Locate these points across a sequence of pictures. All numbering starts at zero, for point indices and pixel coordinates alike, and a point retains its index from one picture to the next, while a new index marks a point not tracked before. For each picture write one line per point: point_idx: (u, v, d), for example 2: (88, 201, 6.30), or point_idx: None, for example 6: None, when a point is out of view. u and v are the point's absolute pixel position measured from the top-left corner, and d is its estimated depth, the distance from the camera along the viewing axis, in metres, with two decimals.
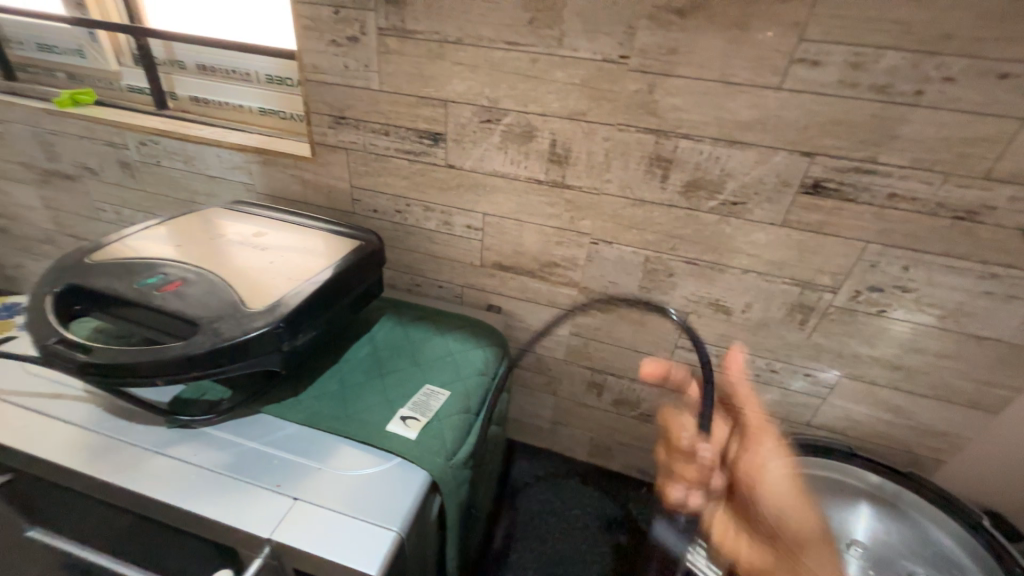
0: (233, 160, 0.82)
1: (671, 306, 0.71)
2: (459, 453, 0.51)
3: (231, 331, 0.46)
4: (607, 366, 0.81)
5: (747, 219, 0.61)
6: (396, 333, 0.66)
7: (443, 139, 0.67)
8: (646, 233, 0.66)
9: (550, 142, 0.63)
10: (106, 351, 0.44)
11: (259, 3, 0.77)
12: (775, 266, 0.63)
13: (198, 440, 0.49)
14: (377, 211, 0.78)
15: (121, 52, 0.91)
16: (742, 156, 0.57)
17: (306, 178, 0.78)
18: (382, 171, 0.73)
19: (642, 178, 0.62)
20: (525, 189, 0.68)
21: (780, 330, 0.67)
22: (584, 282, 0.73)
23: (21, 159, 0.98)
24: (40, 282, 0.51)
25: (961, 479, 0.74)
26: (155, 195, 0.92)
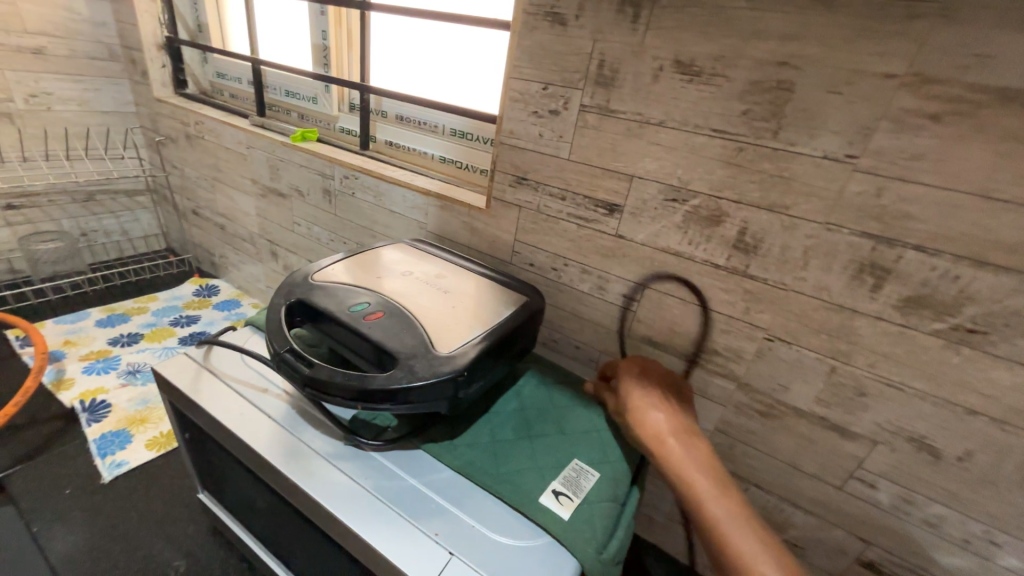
0: (414, 200, 0.92)
1: (855, 428, 0.61)
2: (609, 547, 0.48)
3: (424, 371, 0.50)
4: (754, 473, 0.72)
5: (988, 352, 0.50)
6: (542, 393, 0.66)
7: (619, 211, 0.69)
8: (839, 342, 0.58)
9: (739, 230, 0.60)
10: (323, 368, 0.50)
11: (464, 70, 0.89)
12: (1020, 416, 0.50)
13: (367, 463, 0.53)
14: (534, 265, 0.81)
15: (343, 101, 1.10)
16: (994, 280, 0.48)
17: (476, 226, 0.85)
18: (549, 230, 0.77)
19: (846, 283, 0.56)
20: (699, 271, 0.65)
21: (1012, 494, 0.53)
22: (746, 377, 0.67)
23: (252, 176, 1.23)
24: (278, 293, 0.61)
25: None
26: (343, 220, 1.07)
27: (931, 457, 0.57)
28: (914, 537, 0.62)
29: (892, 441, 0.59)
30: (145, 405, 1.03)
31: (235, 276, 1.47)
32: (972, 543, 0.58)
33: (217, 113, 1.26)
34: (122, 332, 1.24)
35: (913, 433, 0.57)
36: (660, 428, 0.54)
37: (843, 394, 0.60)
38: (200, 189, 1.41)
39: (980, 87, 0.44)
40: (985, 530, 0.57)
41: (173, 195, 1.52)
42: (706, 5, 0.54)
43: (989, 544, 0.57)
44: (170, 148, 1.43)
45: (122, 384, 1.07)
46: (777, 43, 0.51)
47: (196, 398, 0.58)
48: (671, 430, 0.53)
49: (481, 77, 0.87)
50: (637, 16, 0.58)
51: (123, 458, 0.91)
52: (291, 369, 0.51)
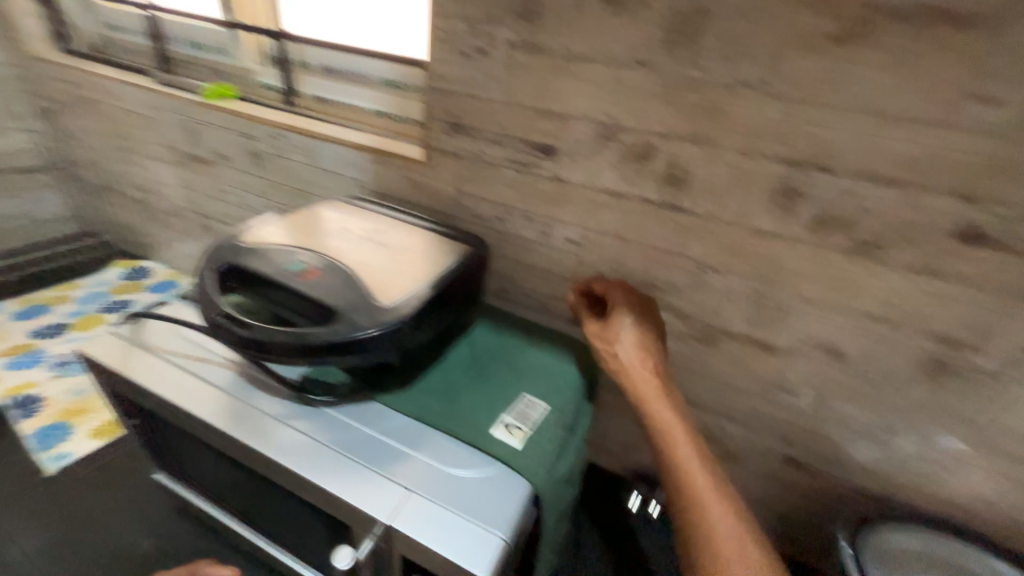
0: (348, 157, 0.88)
1: (776, 343, 0.67)
2: (558, 468, 0.51)
3: (366, 323, 0.50)
4: (694, 395, 0.78)
5: (884, 262, 0.56)
6: (493, 338, 0.67)
7: (556, 153, 0.68)
8: (760, 265, 0.62)
9: (669, 164, 0.62)
10: (260, 328, 0.49)
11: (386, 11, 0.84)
12: (909, 316, 0.57)
13: (319, 419, 0.53)
14: (478, 215, 0.80)
15: (258, 52, 1.00)
16: (887, 194, 0.53)
17: (415, 180, 0.83)
18: (489, 178, 0.75)
19: (765, 209, 0.59)
20: (635, 209, 0.67)
21: (903, 385, 0.61)
22: (683, 307, 0.71)
23: (167, 142, 1.11)
24: (205, 260, 0.58)
25: None
26: (275, 183, 1.00)
27: (840, 362, 0.64)
28: (828, 435, 0.69)
29: (808, 351, 0.65)
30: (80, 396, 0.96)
31: (166, 256, 1.36)
32: (874, 432, 0.66)
33: (114, 72, 1.12)
34: (42, 324, 1.14)
35: (825, 341, 0.63)
36: (654, 395, 0.58)
37: (766, 313, 0.65)
38: (109, 160, 1.27)
39: (875, 7, 0.46)
40: (883, 419, 0.65)
41: (79, 170, 1.36)
42: None
43: (887, 431, 0.65)
44: (66, 116, 1.26)
45: (51, 376, 0.99)
46: None
47: (132, 376, 0.56)
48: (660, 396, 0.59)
49: (405, 17, 0.82)
50: None
51: (67, 450, 0.87)
52: (228, 334, 0.50)
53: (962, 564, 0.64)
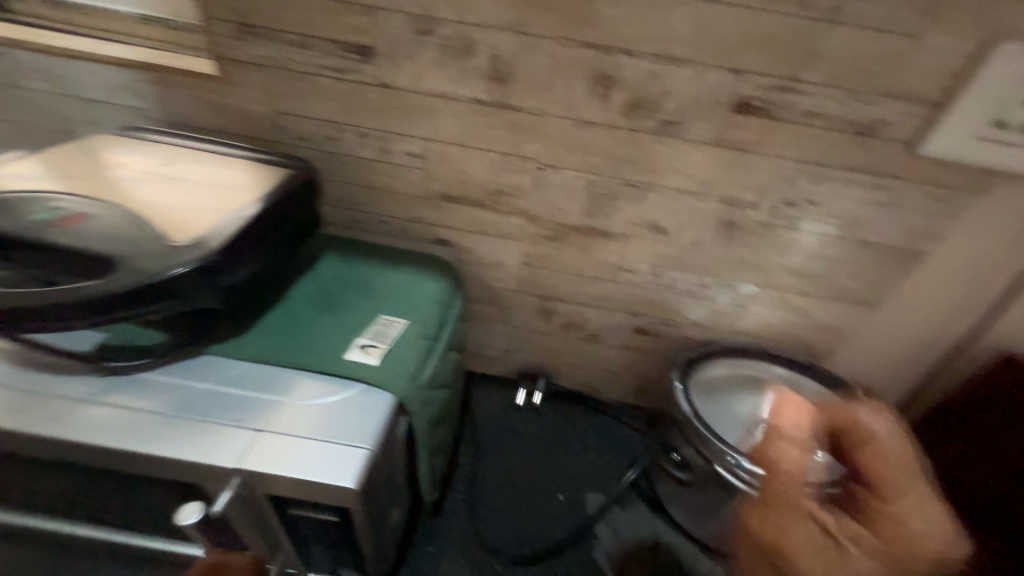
0: (115, 78, 0.69)
1: (613, 228, 0.74)
2: (421, 374, 0.53)
3: (155, 267, 0.43)
4: (556, 291, 0.84)
5: (683, 139, 0.63)
6: (343, 267, 0.63)
7: (374, 54, 0.62)
8: (589, 156, 0.67)
9: (491, 58, 0.60)
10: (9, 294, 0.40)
11: None
12: (707, 185, 0.67)
13: (135, 386, 0.46)
14: (305, 138, 0.70)
15: None
16: (678, 74, 0.58)
17: (216, 101, 0.69)
18: (306, 92, 0.66)
19: (585, 98, 0.62)
20: (468, 112, 0.65)
21: (708, 246, 0.73)
22: (532, 208, 0.74)
23: None
24: None
25: (858, 372, 0.83)
26: (17, 124, 0.75)
27: (663, 236, 0.73)
28: (662, 300, 0.82)
29: (638, 231, 0.74)
30: None
31: None
32: (694, 290, 0.79)
33: None
34: None
35: (650, 220, 0.72)
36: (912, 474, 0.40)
37: (601, 201, 0.71)
38: None
39: None
40: (699, 279, 0.78)
41: None
42: None
43: (702, 288, 0.79)
44: None
45: None
46: None
47: None
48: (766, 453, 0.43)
49: None
50: None
51: None
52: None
53: (791, 382, 0.76)
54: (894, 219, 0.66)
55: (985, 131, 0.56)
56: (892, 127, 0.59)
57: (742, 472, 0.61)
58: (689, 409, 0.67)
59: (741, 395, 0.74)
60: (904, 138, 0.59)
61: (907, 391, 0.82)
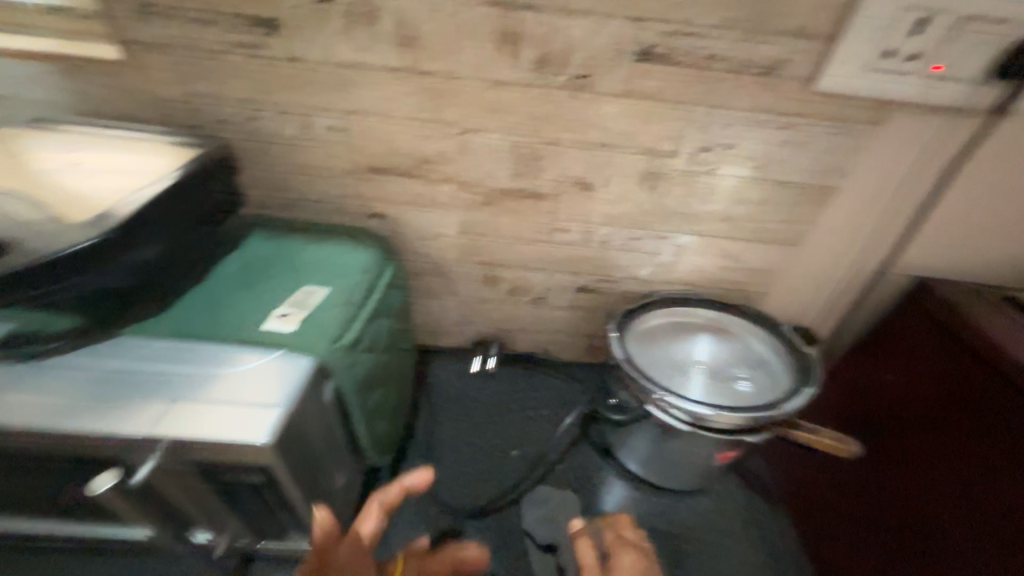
0: (19, 71, 0.67)
1: (543, 188, 0.75)
2: (344, 337, 0.54)
3: (55, 245, 0.43)
4: (497, 257, 0.86)
5: (595, 92, 0.64)
6: (270, 245, 0.64)
7: (279, 27, 0.61)
8: (508, 116, 0.67)
9: (396, 23, 0.60)
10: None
11: None
12: (624, 136, 0.68)
13: (54, 369, 0.47)
14: (224, 120, 0.70)
15: None
16: (581, 26, 0.59)
17: (126, 88, 0.68)
18: (217, 71, 0.65)
19: (494, 57, 0.62)
20: (382, 79, 0.65)
21: (635, 199, 0.75)
22: (461, 174, 0.74)
23: None
24: None
25: (787, 307, 0.88)
26: None
27: (591, 191, 0.75)
28: (600, 257, 0.84)
29: (566, 189, 0.75)
30: None
31: None
32: (628, 244, 0.82)
33: None
34: None
35: (576, 177, 0.73)
36: None
37: (526, 162, 0.72)
38: None
39: None
40: (631, 232, 0.80)
41: None
42: None
43: (636, 241, 0.81)
44: None
45: None
46: None
47: None
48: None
49: None
50: None
51: None
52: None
53: (722, 326, 0.81)
54: (804, 157, 0.68)
55: (876, 62, 0.58)
56: (791, 65, 0.61)
57: (670, 407, 0.66)
58: (622, 354, 0.72)
59: (676, 341, 0.79)
60: (803, 75, 0.61)
61: (833, 321, 0.88)
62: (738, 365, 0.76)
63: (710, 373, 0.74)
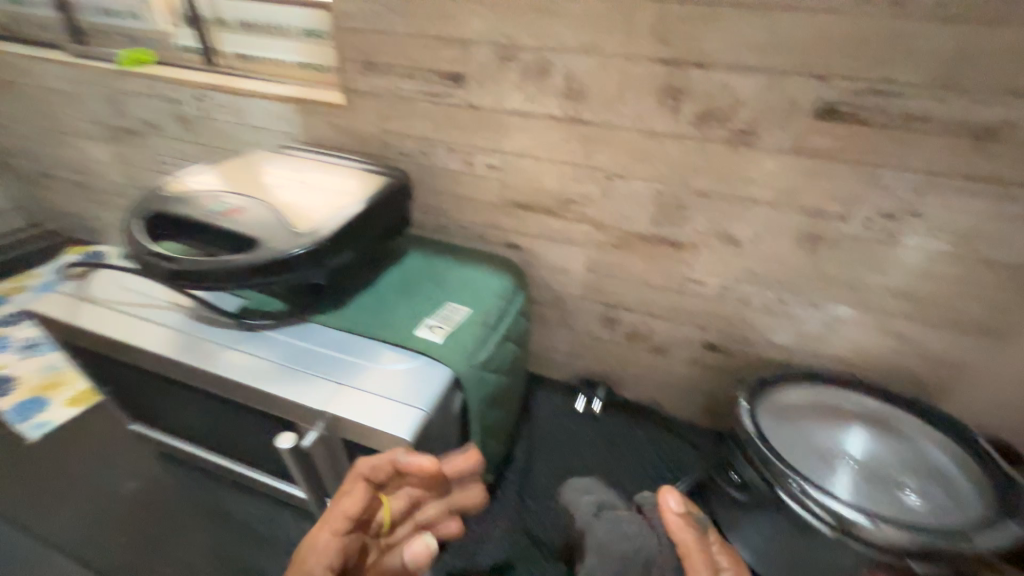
0: (274, 110, 0.89)
1: (683, 238, 0.74)
2: (478, 356, 0.59)
3: (286, 245, 0.55)
4: (621, 300, 0.85)
5: (758, 147, 0.62)
6: (424, 262, 0.73)
7: (465, 80, 0.71)
8: (658, 165, 0.68)
9: (565, 77, 0.66)
10: (188, 261, 0.53)
11: None
12: (785, 194, 0.64)
13: (262, 339, 0.59)
14: (405, 153, 0.83)
15: (174, 13, 1.01)
16: (753, 83, 0.58)
17: (341, 125, 0.85)
18: (409, 114, 0.78)
19: (654, 110, 0.64)
20: (542, 126, 0.71)
21: (788, 260, 0.69)
22: (600, 216, 0.77)
23: (93, 118, 1.09)
24: (131, 211, 0.61)
25: (981, 412, 0.71)
26: (208, 147, 1.00)
27: (736, 246, 0.71)
28: (735, 315, 0.78)
29: (708, 241, 0.72)
30: (52, 371, 0.97)
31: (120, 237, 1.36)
32: (772, 307, 0.75)
33: (25, 48, 1.09)
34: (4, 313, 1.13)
35: (721, 230, 0.70)
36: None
37: (669, 211, 0.72)
38: (39, 145, 1.23)
39: None
40: (777, 294, 0.73)
41: (7, 158, 1.31)
42: None
43: (782, 305, 0.74)
44: None
45: (21, 358, 1.00)
46: None
47: (78, 323, 0.61)
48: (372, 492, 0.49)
49: None
50: None
51: (47, 419, 0.90)
52: (160, 272, 0.54)
53: (887, 420, 0.68)
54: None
55: None
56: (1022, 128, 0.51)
57: (808, 501, 0.58)
58: (754, 429, 0.65)
59: (821, 425, 0.68)
60: None
61: None
62: (905, 472, 0.63)
63: (864, 473, 0.63)
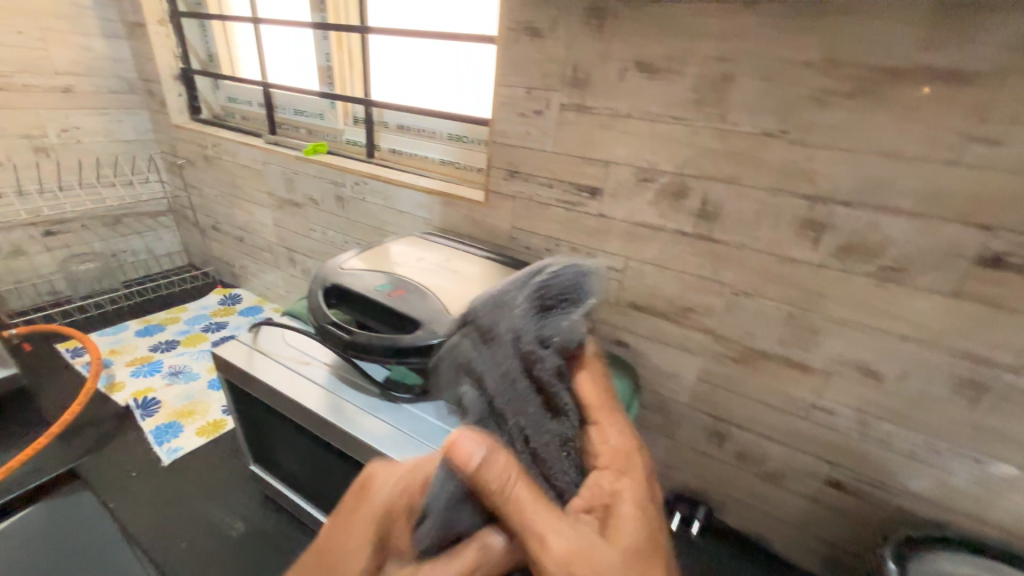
0: (420, 200, 1.04)
1: (813, 363, 0.71)
2: None
3: (443, 330, 0.61)
4: (733, 416, 0.82)
5: (909, 286, 0.61)
6: None
7: (600, 193, 0.79)
8: (792, 289, 0.69)
9: (701, 201, 0.71)
10: (361, 335, 0.61)
11: (456, 83, 1.07)
12: (940, 335, 0.61)
13: (402, 411, 0.64)
14: (530, 247, 0.91)
15: (347, 116, 1.25)
16: (906, 225, 0.59)
17: (475, 217, 0.96)
18: (541, 216, 0.87)
19: (793, 239, 0.66)
20: (671, 240, 0.76)
21: (942, 405, 0.64)
22: (720, 329, 0.77)
23: (268, 190, 1.33)
24: (315, 282, 0.71)
25: None
26: (355, 223, 1.17)
27: (876, 381, 0.67)
28: (870, 454, 0.72)
29: (843, 371, 0.69)
30: (189, 400, 1.10)
31: (257, 283, 1.58)
32: (918, 453, 0.68)
33: (233, 135, 1.38)
34: (160, 340, 1.32)
35: (859, 361, 0.67)
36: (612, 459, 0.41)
37: (799, 334, 0.70)
38: (218, 205, 1.51)
39: (878, 69, 0.55)
40: (926, 440, 0.67)
41: (191, 212, 1.62)
42: (658, 14, 0.64)
43: (931, 453, 0.67)
44: (188, 169, 1.53)
45: (167, 384, 1.14)
46: (716, 42, 0.62)
47: (251, 370, 0.70)
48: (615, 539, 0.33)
49: (472, 86, 1.05)
50: (601, 26, 0.69)
51: (178, 444, 0.99)
52: (336, 342, 0.62)
53: None
54: None
55: None
56: None
57: None
58: None
59: None
60: None
61: None
62: None
63: None
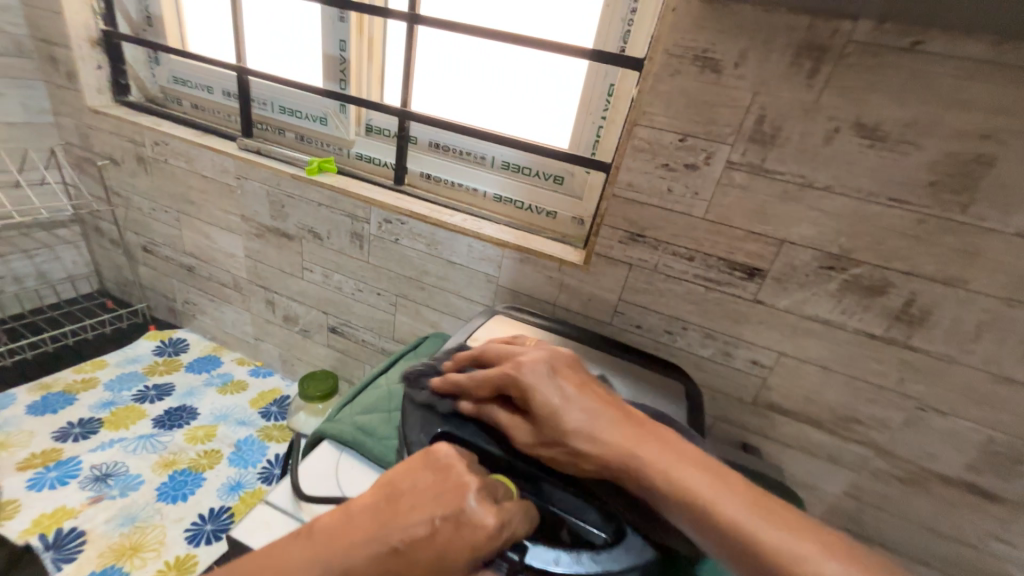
0: (484, 252, 0.79)
1: (1002, 493, 0.61)
2: None
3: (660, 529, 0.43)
4: (878, 534, 0.71)
5: None
6: None
7: (762, 276, 0.62)
8: (1000, 412, 0.58)
9: (905, 302, 0.57)
10: (538, 550, 0.41)
11: (525, 102, 0.82)
12: None
13: None
14: (642, 326, 0.72)
15: (359, 123, 0.94)
16: None
17: (565, 283, 0.75)
18: (666, 292, 0.69)
19: (1018, 358, 0.55)
20: (849, 340, 0.61)
21: None
22: (888, 445, 0.65)
23: (243, 212, 0.99)
24: (415, 428, 0.50)
25: None
26: (379, 269, 0.90)
27: None
28: None
29: None
30: (132, 526, 0.76)
31: (209, 325, 1.19)
32: None
33: (185, 131, 1.01)
34: (70, 420, 0.92)
35: None
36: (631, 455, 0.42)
37: (995, 461, 0.60)
38: (157, 222, 1.12)
39: None
40: None
41: (111, 227, 1.19)
42: (907, 67, 0.49)
43: None
44: (110, 170, 1.11)
45: (92, 500, 0.78)
46: (981, 116, 0.48)
47: None
48: (579, 389, 0.47)
49: (546, 108, 0.81)
50: (815, 72, 0.52)
51: None
52: (492, 563, 0.40)
53: None
54: None
55: None
56: None
57: None
58: None
59: None
60: None
61: None
62: None
63: None
